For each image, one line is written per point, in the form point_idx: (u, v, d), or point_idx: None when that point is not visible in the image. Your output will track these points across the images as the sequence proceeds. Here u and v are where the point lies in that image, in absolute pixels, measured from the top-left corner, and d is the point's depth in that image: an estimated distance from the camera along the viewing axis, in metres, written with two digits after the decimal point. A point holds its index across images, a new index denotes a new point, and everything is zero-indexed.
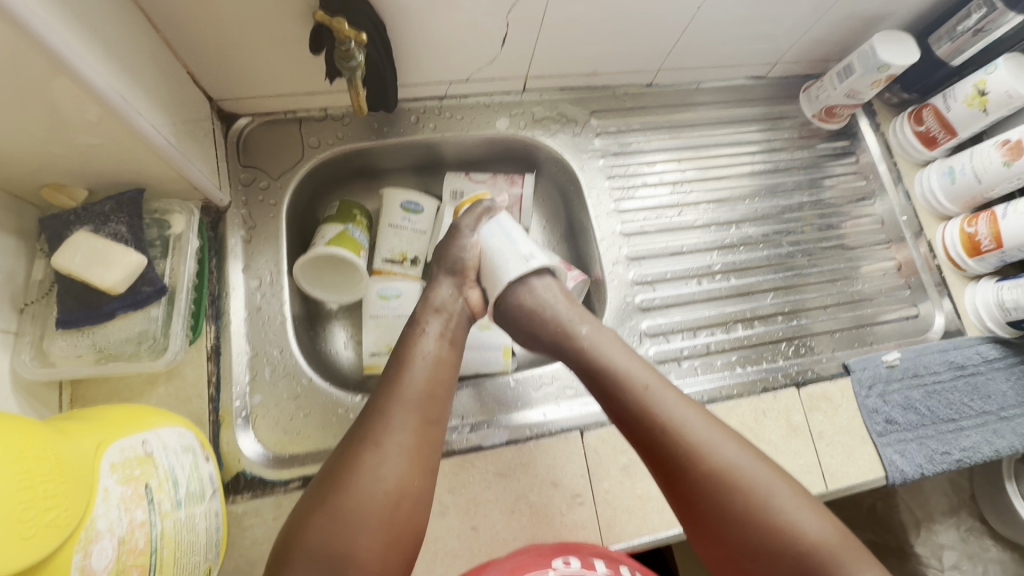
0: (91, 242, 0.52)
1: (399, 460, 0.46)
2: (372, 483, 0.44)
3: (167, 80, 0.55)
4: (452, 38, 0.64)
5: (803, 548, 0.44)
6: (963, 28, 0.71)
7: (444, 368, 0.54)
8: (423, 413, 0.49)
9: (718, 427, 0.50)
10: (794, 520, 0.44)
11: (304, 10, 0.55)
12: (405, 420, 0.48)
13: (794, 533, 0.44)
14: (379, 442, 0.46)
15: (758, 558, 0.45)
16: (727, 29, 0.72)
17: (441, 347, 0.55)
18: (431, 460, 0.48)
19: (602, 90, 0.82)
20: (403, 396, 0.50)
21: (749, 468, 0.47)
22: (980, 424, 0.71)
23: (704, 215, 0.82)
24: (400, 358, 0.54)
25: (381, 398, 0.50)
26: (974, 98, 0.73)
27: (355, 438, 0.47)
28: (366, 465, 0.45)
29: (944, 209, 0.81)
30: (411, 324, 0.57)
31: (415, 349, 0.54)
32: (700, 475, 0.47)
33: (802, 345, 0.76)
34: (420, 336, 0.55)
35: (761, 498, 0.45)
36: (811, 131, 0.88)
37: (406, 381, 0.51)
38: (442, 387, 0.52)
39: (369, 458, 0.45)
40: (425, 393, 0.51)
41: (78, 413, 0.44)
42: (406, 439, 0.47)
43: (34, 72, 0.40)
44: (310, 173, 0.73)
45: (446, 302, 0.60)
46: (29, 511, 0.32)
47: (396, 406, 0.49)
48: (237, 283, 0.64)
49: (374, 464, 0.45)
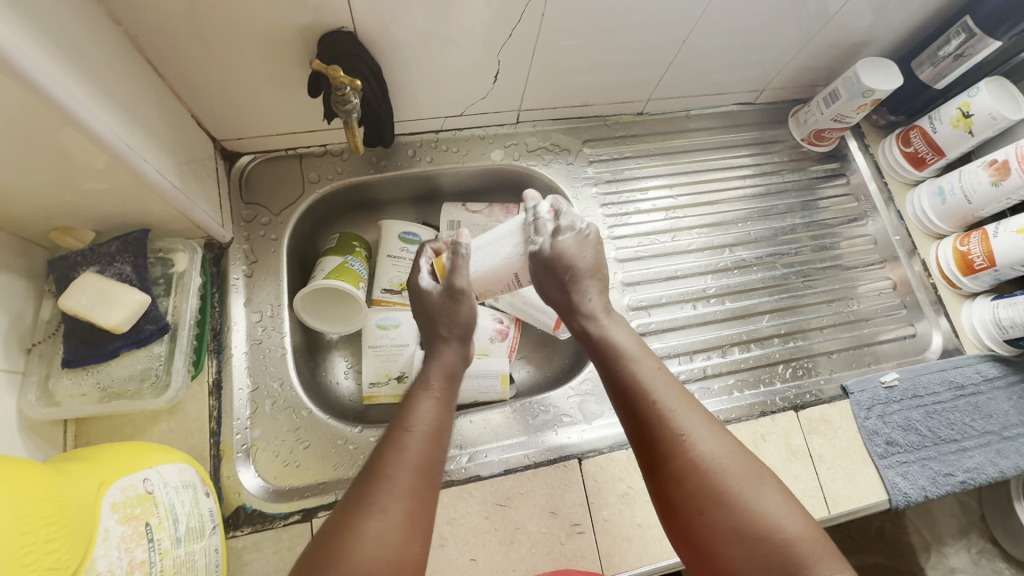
0: (97, 283, 0.54)
1: (403, 525, 0.41)
2: (374, 549, 0.39)
3: (171, 124, 0.57)
4: (446, 75, 0.66)
5: (779, 538, 0.41)
6: (944, 53, 0.73)
7: (446, 429, 0.49)
8: (425, 474, 0.45)
9: (712, 422, 0.47)
10: (773, 520, 0.42)
11: (302, 54, 0.58)
12: (407, 483, 0.43)
13: (771, 524, 0.42)
14: (385, 506, 0.41)
15: (728, 554, 0.42)
16: (713, 59, 0.74)
17: (442, 408, 0.50)
18: (430, 522, 0.43)
19: (594, 119, 0.84)
20: (405, 456, 0.45)
21: (733, 462, 0.44)
22: (983, 445, 0.70)
23: (698, 239, 0.83)
24: (401, 417, 0.49)
25: (382, 456, 0.45)
26: (959, 120, 0.75)
27: (355, 503, 0.42)
28: (370, 532, 0.40)
29: (936, 228, 0.82)
30: (416, 386, 0.52)
31: (418, 409, 0.49)
32: (683, 461, 0.45)
33: (800, 367, 0.76)
34: (423, 398, 0.50)
35: (741, 490, 0.43)
36: (801, 154, 0.90)
37: (408, 441, 0.46)
38: (441, 448, 0.48)
39: (373, 525, 0.40)
40: (429, 453, 0.46)
41: (80, 453, 0.45)
42: (409, 502, 0.42)
43: (44, 124, 0.42)
44: (311, 208, 0.75)
45: (455, 363, 0.55)
46: (32, 554, 0.32)
47: (400, 468, 0.44)
48: (238, 318, 0.66)
49: (378, 530, 0.40)
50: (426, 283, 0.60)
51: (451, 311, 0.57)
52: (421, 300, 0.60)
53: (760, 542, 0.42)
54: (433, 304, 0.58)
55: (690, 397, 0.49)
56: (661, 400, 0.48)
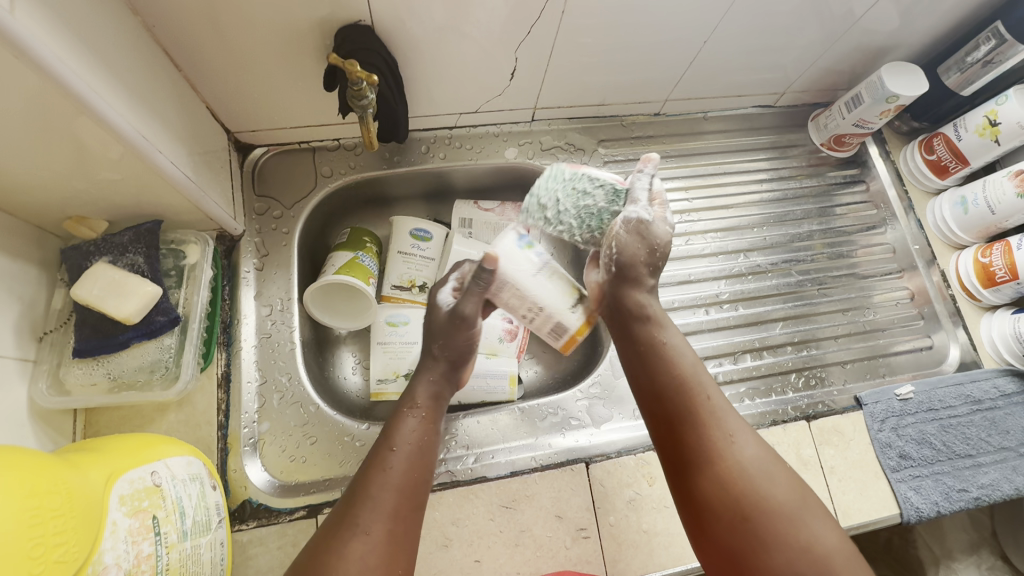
0: (109, 274, 0.54)
1: (386, 549, 0.42)
2: (359, 572, 0.40)
3: (185, 115, 0.57)
4: (462, 71, 0.65)
5: (817, 551, 0.42)
6: (972, 59, 0.71)
7: (430, 452, 0.50)
8: (409, 499, 0.46)
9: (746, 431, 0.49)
10: (811, 531, 0.43)
11: (317, 47, 0.57)
12: (393, 507, 0.44)
13: (809, 536, 0.43)
14: (370, 528, 0.42)
15: (765, 563, 0.43)
16: (733, 61, 0.73)
17: (429, 428, 0.51)
18: (413, 545, 0.45)
19: (610, 119, 0.83)
20: (391, 479, 0.46)
21: (772, 473, 0.46)
22: (998, 461, 0.69)
23: (712, 243, 0.82)
24: (388, 434, 0.50)
25: (365, 476, 0.46)
26: (985, 128, 0.73)
27: (341, 524, 0.43)
28: (354, 555, 0.41)
29: (957, 239, 0.80)
30: (404, 401, 0.53)
31: (405, 428, 0.50)
32: (725, 464, 0.46)
33: (813, 376, 0.75)
34: (411, 417, 0.51)
35: (783, 501, 0.44)
36: (820, 159, 0.88)
37: (394, 461, 0.47)
38: (426, 470, 0.49)
39: (357, 546, 0.41)
40: (407, 480, 0.46)
41: (88, 444, 0.45)
42: (392, 525, 0.44)
43: (59, 113, 0.41)
44: (322, 202, 0.74)
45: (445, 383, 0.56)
46: (39, 547, 0.32)
47: (387, 490, 0.45)
48: (248, 311, 0.66)
49: (362, 553, 0.41)
50: (444, 301, 0.57)
51: (452, 336, 0.55)
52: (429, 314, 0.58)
53: (798, 553, 0.42)
54: (440, 328, 0.56)
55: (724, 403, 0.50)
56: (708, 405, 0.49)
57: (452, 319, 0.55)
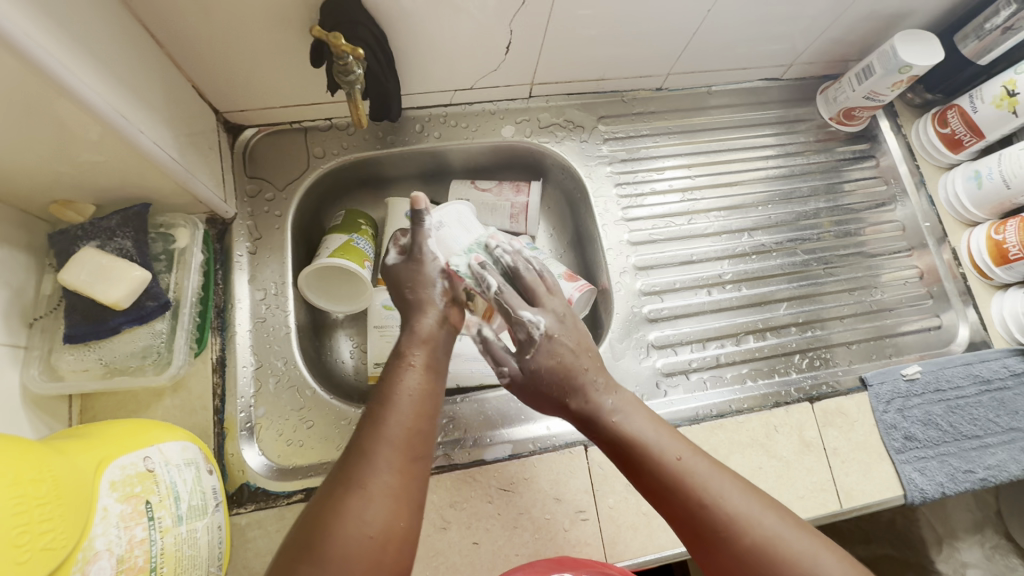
0: (96, 259, 0.53)
1: (384, 503, 0.41)
2: (357, 527, 0.40)
3: (170, 96, 0.55)
4: (455, 46, 0.63)
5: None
6: (991, 26, 0.68)
7: (429, 402, 0.49)
8: (408, 450, 0.45)
9: (733, 476, 0.47)
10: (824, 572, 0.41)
11: (304, 21, 0.55)
12: (389, 459, 0.44)
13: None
14: (365, 483, 0.42)
15: None
16: (738, 32, 0.70)
17: (425, 378, 0.51)
18: (416, 497, 0.44)
19: (610, 94, 0.80)
20: (386, 432, 0.45)
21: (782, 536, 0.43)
22: (1006, 442, 0.68)
23: (715, 222, 0.80)
24: (382, 389, 0.49)
25: (362, 434, 0.45)
26: (1002, 99, 0.70)
27: (338, 481, 0.43)
28: (352, 509, 0.40)
29: (969, 215, 0.78)
30: (395, 356, 0.53)
31: (399, 382, 0.50)
32: (731, 532, 0.43)
33: (817, 357, 0.74)
34: (405, 369, 0.51)
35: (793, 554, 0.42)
36: (828, 134, 0.85)
37: (388, 416, 0.46)
38: (426, 420, 0.48)
39: (354, 500, 0.41)
40: (408, 429, 0.46)
41: (82, 430, 0.45)
42: (390, 478, 0.43)
43: (37, 96, 0.40)
44: (315, 183, 0.73)
45: (433, 329, 0.55)
46: (24, 534, 0.32)
47: (381, 444, 0.44)
48: (242, 295, 0.65)
49: (359, 506, 0.41)
50: (393, 259, 0.60)
51: (415, 274, 0.57)
52: (387, 275, 0.60)
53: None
54: (404, 273, 0.58)
55: (690, 449, 0.49)
56: (688, 466, 0.47)
57: (410, 259, 0.59)
